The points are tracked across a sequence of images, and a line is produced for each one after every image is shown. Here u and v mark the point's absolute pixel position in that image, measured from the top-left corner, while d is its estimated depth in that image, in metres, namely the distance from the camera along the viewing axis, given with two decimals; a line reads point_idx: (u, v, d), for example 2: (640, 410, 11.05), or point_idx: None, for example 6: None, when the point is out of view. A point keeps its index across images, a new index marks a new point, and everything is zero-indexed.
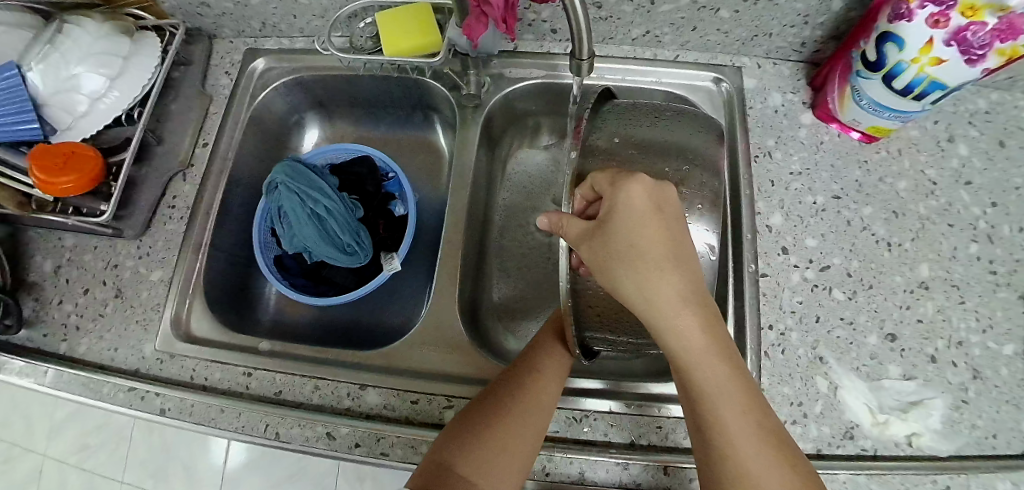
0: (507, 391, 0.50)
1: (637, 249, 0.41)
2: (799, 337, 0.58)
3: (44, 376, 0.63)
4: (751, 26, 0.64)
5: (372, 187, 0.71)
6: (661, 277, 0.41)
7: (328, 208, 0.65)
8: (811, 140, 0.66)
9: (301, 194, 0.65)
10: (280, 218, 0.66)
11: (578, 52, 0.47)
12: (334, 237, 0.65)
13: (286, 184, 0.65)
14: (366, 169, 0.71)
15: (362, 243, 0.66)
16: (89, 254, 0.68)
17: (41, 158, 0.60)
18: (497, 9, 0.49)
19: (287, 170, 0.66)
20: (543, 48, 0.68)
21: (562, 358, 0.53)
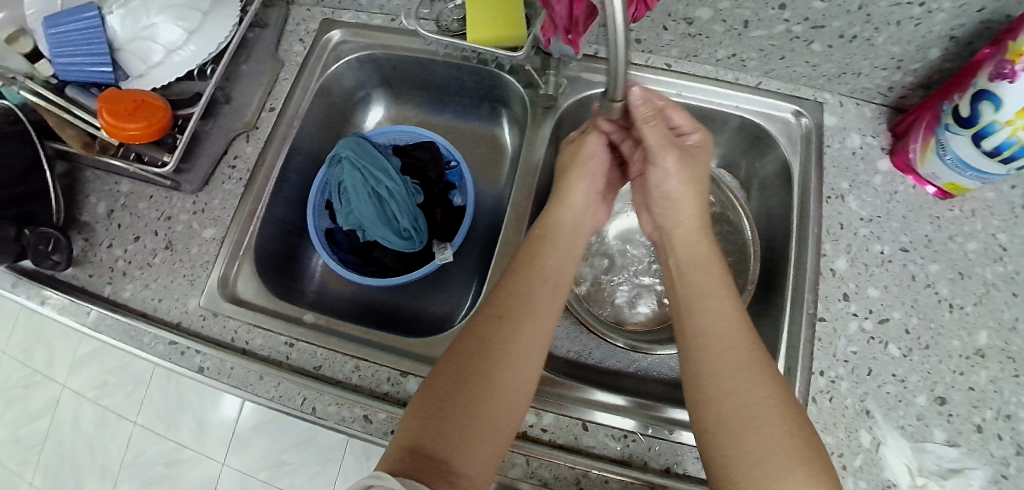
0: (479, 356, 0.47)
1: (703, 259, 0.52)
2: (847, 386, 0.57)
3: (87, 316, 0.65)
4: (841, 63, 0.62)
5: (434, 173, 0.70)
6: (703, 252, 0.53)
7: (389, 188, 0.65)
8: (885, 188, 0.64)
9: (363, 172, 0.65)
10: (339, 193, 0.66)
11: (612, 91, 0.48)
12: (392, 219, 0.65)
13: (350, 160, 0.65)
14: (430, 155, 0.70)
15: (418, 229, 0.66)
16: (143, 202, 0.69)
17: (111, 104, 0.60)
18: (559, 17, 0.51)
19: (353, 146, 0.66)
20: (625, 56, 0.67)
21: (545, 310, 0.51)
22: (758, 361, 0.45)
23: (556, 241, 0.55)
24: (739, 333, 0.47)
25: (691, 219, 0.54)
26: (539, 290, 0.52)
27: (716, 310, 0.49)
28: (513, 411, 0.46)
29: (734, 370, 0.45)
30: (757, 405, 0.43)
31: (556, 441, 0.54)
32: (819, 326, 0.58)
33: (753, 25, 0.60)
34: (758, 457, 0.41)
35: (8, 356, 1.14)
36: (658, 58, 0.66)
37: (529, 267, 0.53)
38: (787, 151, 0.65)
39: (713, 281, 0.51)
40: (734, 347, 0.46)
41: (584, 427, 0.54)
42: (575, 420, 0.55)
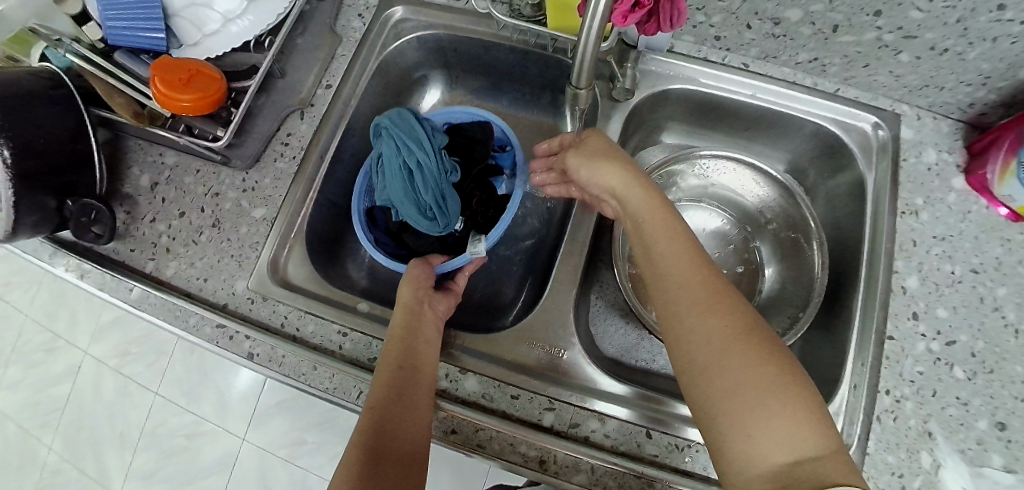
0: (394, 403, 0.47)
1: (650, 208, 0.51)
2: (911, 407, 0.56)
3: (129, 293, 0.62)
4: (925, 75, 0.60)
5: (480, 154, 0.68)
6: (643, 205, 0.51)
7: (421, 164, 0.60)
8: (959, 206, 0.62)
9: (399, 144, 0.60)
10: (377, 167, 0.63)
11: (574, 82, 0.47)
12: (423, 199, 0.61)
13: (388, 130, 0.61)
14: (481, 136, 0.67)
15: (448, 212, 0.62)
16: (190, 177, 0.66)
17: (165, 72, 0.57)
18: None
19: (394, 116, 0.61)
20: (700, 53, 0.64)
21: (431, 341, 0.54)
22: (715, 291, 0.44)
23: (424, 310, 0.56)
24: (687, 272, 0.45)
25: (619, 184, 0.53)
26: (428, 333, 0.54)
27: (671, 255, 0.47)
28: (422, 431, 0.48)
29: (695, 311, 0.43)
30: (717, 340, 0.41)
31: (618, 448, 0.53)
32: (887, 343, 0.58)
33: (842, 30, 0.57)
34: (734, 394, 0.39)
35: (32, 321, 1.19)
36: (734, 58, 0.64)
37: (414, 318, 0.54)
38: (861, 163, 0.63)
39: (664, 221, 0.49)
40: (689, 288, 0.45)
41: (646, 435, 0.53)
42: (638, 428, 0.53)
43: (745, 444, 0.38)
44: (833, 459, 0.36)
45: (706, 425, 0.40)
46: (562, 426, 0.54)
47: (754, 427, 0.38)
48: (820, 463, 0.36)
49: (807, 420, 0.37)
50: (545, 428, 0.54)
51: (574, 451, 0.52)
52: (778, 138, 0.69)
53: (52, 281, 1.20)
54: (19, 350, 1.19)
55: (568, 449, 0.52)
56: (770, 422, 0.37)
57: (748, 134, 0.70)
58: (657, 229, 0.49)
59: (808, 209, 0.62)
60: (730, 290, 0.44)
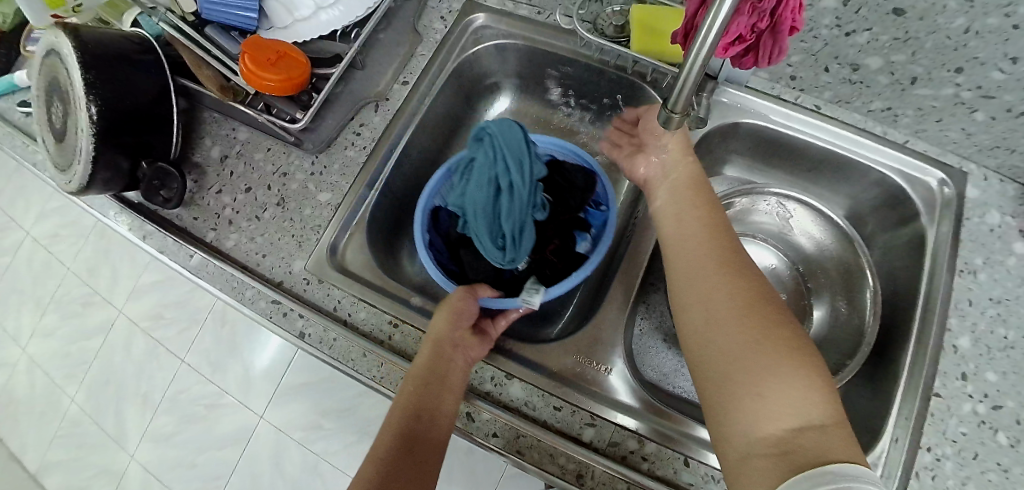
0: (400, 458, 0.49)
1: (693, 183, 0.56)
2: (952, 466, 0.56)
3: (189, 259, 0.65)
4: (998, 136, 0.59)
5: (575, 203, 0.64)
6: (688, 177, 0.57)
7: (513, 188, 0.58)
8: (1020, 271, 0.61)
9: (497, 157, 0.59)
10: (464, 170, 0.62)
11: (671, 102, 0.45)
12: (498, 221, 0.59)
13: (489, 139, 0.59)
14: (583, 183, 0.64)
15: (517, 245, 0.59)
16: (259, 154, 0.68)
17: (255, 50, 0.60)
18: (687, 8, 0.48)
19: (500, 125, 0.60)
20: (773, 90, 0.65)
21: (453, 392, 0.53)
22: (742, 264, 0.49)
23: (455, 357, 0.54)
24: (715, 255, 0.50)
25: (675, 151, 0.58)
26: (454, 380, 0.53)
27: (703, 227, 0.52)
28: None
29: (722, 274, 0.48)
30: (737, 300, 0.46)
31: (655, 472, 0.53)
32: (936, 399, 0.57)
33: (920, 83, 0.57)
34: (748, 349, 0.43)
35: (73, 274, 1.22)
36: (807, 99, 0.65)
37: (441, 362, 0.53)
38: (924, 220, 0.63)
39: (696, 212, 0.54)
40: (718, 251, 0.50)
41: (685, 462, 0.53)
42: (677, 454, 0.53)
43: (756, 401, 0.41)
44: (837, 430, 0.39)
45: (714, 386, 0.43)
46: (601, 442, 0.54)
47: (766, 389, 0.41)
48: (825, 429, 0.39)
49: (813, 388, 0.41)
50: (583, 442, 0.54)
51: (612, 470, 0.52)
52: (839, 183, 0.70)
53: (97, 239, 1.23)
54: (59, 301, 1.22)
55: (609, 467, 0.52)
56: (779, 387, 0.40)
57: (811, 175, 0.70)
58: (696, 199, 0.55)
59: (867, 257, 0.62)
60: (751, 273, 0.48)
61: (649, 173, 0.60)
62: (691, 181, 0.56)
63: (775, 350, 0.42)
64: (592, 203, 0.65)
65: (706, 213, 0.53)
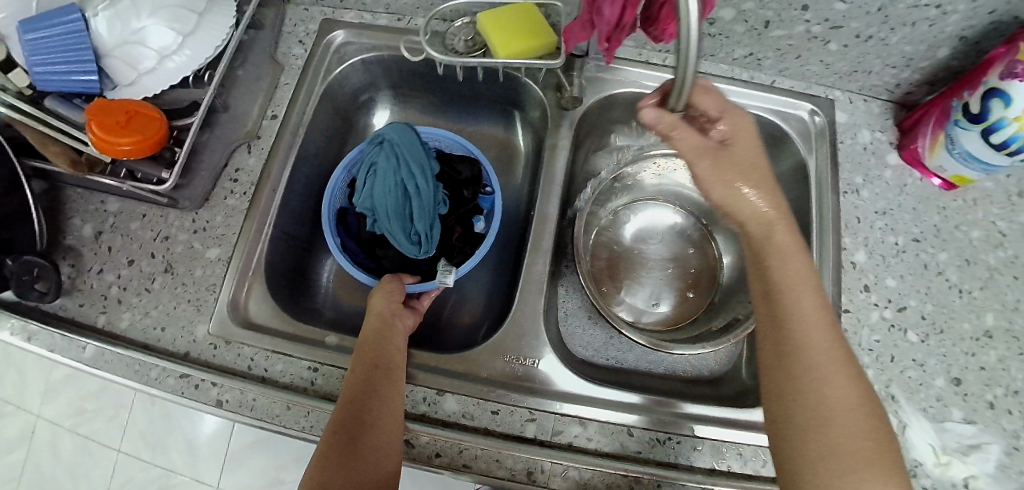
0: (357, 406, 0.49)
1: (784, 252, 0.47)
2: (874, 373, 0.60)
3: (83, 352, 0.59)
4: (854, 62, 0.63)
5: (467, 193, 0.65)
6: (790, 240, 0.47)
7: (418, 188, 0.60)
8: (897, 181, 0.65)
9: (398, 160, 0.61)
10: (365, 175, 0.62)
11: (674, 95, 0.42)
12: (408, 218, 0.61)
13: (392, 145, 0.61)
14: (469, 173, 0.65)
15: (429, 236, 0.61)
16: (135, 222, 0.64)
17: (101, 114, 0.55)
18: (607, 22, 0.48)
19: (399, 131, 0.62)
20: (641, 56, 0.66)
21: (401, 348, 0.54)
22: (840, 360, 0.44)
23: (396, 323, 0.56)
24: (824, 347, 0.44)
25: (773, 216, 0.47)
26: (398, 341, 0.55)
27: (802, 312, 0.45)
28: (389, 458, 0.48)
29: (816, 374, 0.43)
30: (837, 406, 0.42)
31: (603, 450, 0.54)
32: (849, 316, 0.61)
33: (774, 26, 0.60)
34: (829, 458, 0.41)
35: None
36: (674, 59, 0.67)
37: (385, 325, 0.55)
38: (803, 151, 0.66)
39: (801, 282, 0.46)
40: (816, 346, 0.44)
41: (629, 433, 0.55)
42: (620, 427, 0.55)
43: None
44: None
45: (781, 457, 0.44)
46: (546, 436, 0.54)
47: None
48: None
49: None
50: (529, 440, 0.54)
51: (562, 459, 0.53)
52: None
53: None
54: None
55: (556, 458, 0.53)
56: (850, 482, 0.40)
57: None
58: (783, 274, 0.46)
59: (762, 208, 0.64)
60: (857, 369, 0.45)
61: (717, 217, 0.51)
62: (777, 240, 0.47)
63: (864, 458, 0.41)
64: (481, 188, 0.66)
65: (803, 294, 0.46)
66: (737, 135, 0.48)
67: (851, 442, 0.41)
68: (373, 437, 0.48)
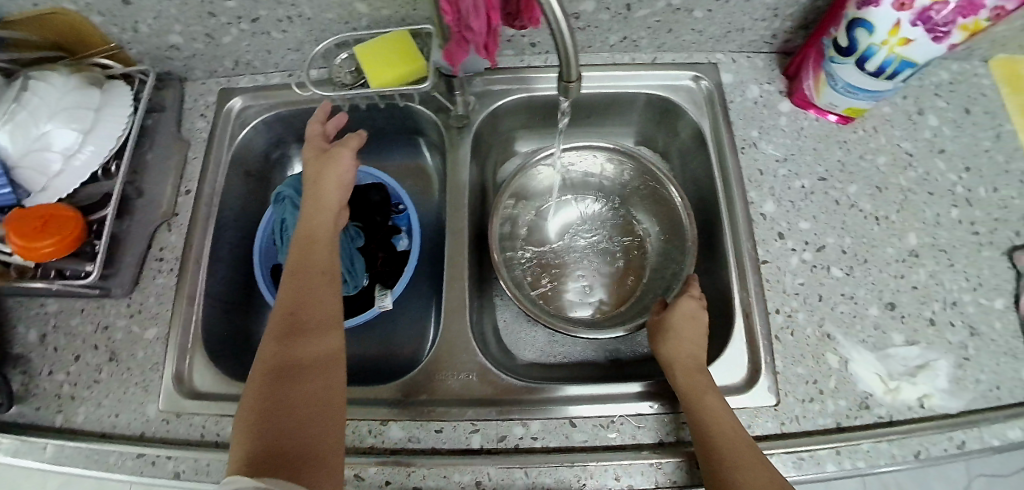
0: (286, 344, 0.46)
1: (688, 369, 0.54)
2: (805, 317, 0.60)
3: (42, 453, 0.59)
4: (724, 23, 0.65)
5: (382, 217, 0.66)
6: (689, 352, 0.55)
7: None
8: (792, 126, 0.67)
9: (305, 211, 0.62)
10: (280, 231, 0.64)
11: (564, 75, 0.45)
12: None
13: (295, 199, 0.63)
14: (379, 199, 0.66)
15: (353, 270, 0.63)
16: (76, 319, 0.66)
17: (18, 224, 0.57)
18: (479, 34, 0.46)
19: (298, 183, 0.64)
20: (523, 62, 0.68)
21: (327, 279, 0.52)
22: (735, 435, 0.49)
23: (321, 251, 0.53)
24: (735, 436, 0.49)
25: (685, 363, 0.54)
26: (324, 271, 0.52)
27: (710, 409, 0.50)
28: (331, 385, 0.46)
29: (732, 444, 0.48)
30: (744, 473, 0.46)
31: (549, 446, 0.55)
32: (769, 267, 0.61)
33: (636, 6, 0.62)
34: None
35: None
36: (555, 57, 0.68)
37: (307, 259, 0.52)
38: (696, 118, 0.67)
39: (698, 380, 0.53)
40: (717, 426, 0.49)
41: (571, 424, 0.55)
42: (561, 420, 0.56)
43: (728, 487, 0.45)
44: None
45: None
46: (491, 443, 0.55)
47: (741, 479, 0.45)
48: None
49: None
50: (475, 451, 0.55)
51: (508, 462, 0.53)
52: (623, 118, 0.73)
53: None
54: None
55: (500, 463, 0.53)
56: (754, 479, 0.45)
57: (595, 119, 0.73)
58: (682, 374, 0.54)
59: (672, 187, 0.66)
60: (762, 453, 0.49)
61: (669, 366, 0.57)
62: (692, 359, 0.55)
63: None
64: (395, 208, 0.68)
65: (710, 397, 0.51)
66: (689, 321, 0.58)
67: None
68: (309, 367, 0.46)
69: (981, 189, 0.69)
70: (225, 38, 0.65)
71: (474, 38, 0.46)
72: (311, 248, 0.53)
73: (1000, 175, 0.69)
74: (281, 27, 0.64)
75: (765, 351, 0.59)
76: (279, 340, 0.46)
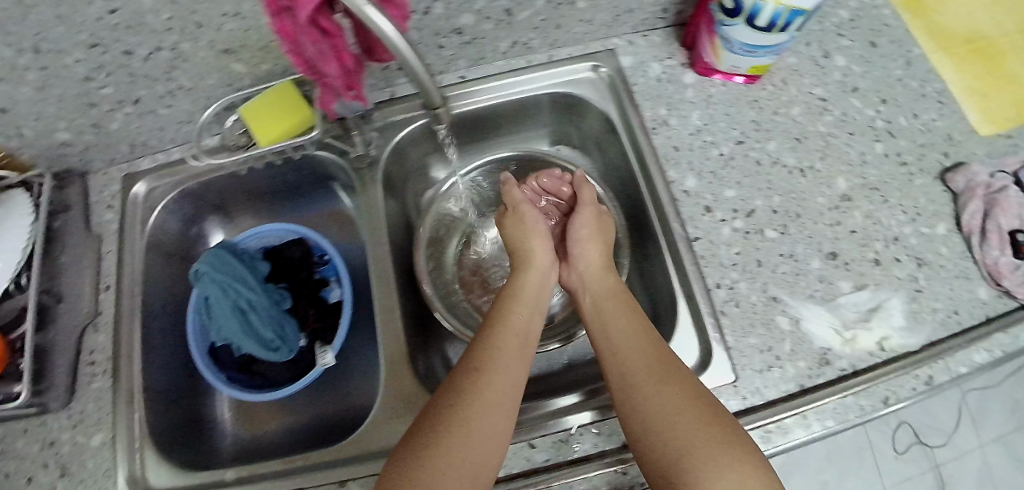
0: (464, 393, 0.47)
1: (612, 293, 0.58)
2: (747, 286, 0.59)
3: None
4: (610, 8, 0.63)
5: (306, 273, 0.66)
6: (608, 305, 0.57)
7: (253, 304, 0.60)
8: (700, 96, 0.66)
9: (223, 287, 0.60)
10: (205, 309, 0.62)
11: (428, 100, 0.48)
12: (257, 333, 0.60)
13: (210, 276, 0.60)
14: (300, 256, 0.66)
15: (286, 337, 0.61)
16: (21, 440, 0.59)
17: None
18: (336, 77, 0.44)
19: (212, 259, 0.61)
20: (418, 87, 0.66)
21: (529, 334, 0.55)
22: (670, 364, 0.50)
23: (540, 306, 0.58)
24: (639, 350, 0.51)
25: (601, 262, 0.61)
26: (517, 321, 0.55)
27: (630, 337, 0.52)
28: (499, 436, 0.46)
29: (644, 374, 0.49)
30: (660, 409, 0.46)
31: (512, 472, 0.53)
32: (703, 242, 0.60)
33: (516, 10, 0.60)
34: (669, 445, 0.44)
35: None
36: (449, 76, 0.67)
37: (502, 311, 0.56)
38: (602, 107, 0.66)
39: (627, 315, 0.55)
40: (644, 357, 0.50)
41: (530, 445, 0.54)
42: (520, 443, 0.54)
43: None
44: None
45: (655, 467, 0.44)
46: None
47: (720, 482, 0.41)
48: None
49: (750, 475, 0.42)
50: None
51: None
52: (535, 121, 0.72)
53: None
54: None
55: None
56: (723, 472, 0.42)
57: (506, 130, 0.73)
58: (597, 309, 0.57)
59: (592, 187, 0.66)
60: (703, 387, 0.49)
61: (569, 277, 0.64)
62: (602, 283, 0.59)
63: (705, 437, 0.43)
64: (318, 260, 0.67)
65: (626, 322, 0.54)
66: (597, 224, 0.64)
67: (688, 429, 0.44)
68: (452, 410, 0.46)
69: (902, 119, 0.68)
70: (112, 125, 0.63)
71: (331, 80, 0.44)
72: (523, 302, 0.57)
73: (917, 101, 0.69)
74: (165, 102, 0.62)
75: (712, 327, 0.58)
76: (452, 387, 0.48)
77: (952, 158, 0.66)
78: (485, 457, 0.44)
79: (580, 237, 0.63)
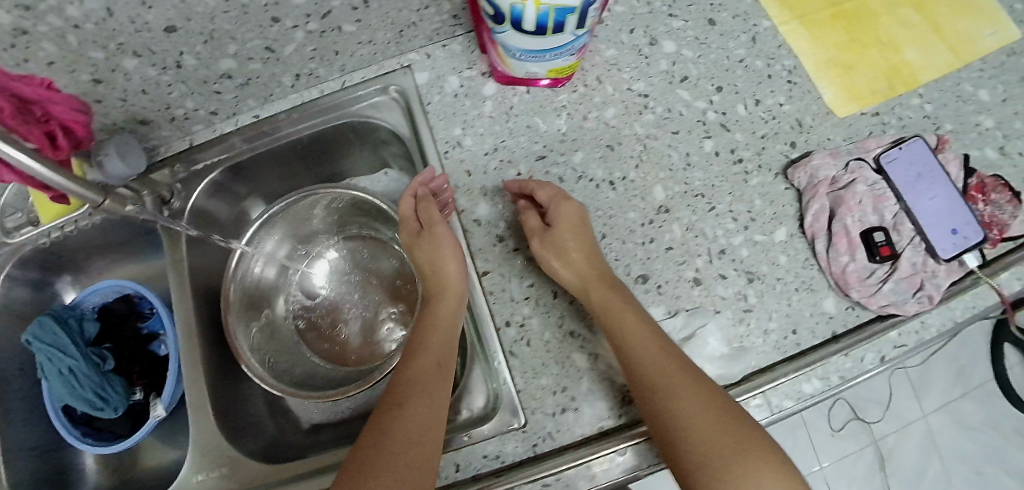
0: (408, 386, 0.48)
1: (608, 285, 0.51)
2: (540, 322, 0.54)
3: None
4: (388, 25, 0.58)
5: (131, 328, 0.69)
6: (613, 302, 0.50)
7: (73, 370, 0.61)
8: (500, 109, 0.60)
9: (44, 355, 0.61)
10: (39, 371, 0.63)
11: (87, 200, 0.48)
12: (80, 396, 0.62)
13: (33, 344, 0.61)
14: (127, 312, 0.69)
15: (111, 397, 0.63)
16: None
17: None
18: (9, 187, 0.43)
19: (36, 327, 0.62)
20: (217, 132, 0.66)
21: (440, 324, 0.52)
22: (684, 367, 0.47)
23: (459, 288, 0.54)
24: (661, 348, 0.48)
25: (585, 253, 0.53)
26: (441, 315, 0.53)
27: (643, 332, 0.48)
28: (427, 434, 0.45)
29: (678, 380, 0.46)
30: (698, 411, 0.45)
31: None
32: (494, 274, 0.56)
33: (276, 46, 0.56)
34: (704, 457, 0.43)
35: None
36: (245, 117, 0.65)
37: (439, 282, 0.54)
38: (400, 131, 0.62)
39: (620, 311, 0.49)
40: (664, 366, 0.47)
41: None
42: None
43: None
44: None
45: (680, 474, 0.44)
46: None
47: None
48: None
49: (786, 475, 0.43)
50: None
51: None
52: (355, 148, 0.70)
53: None
54: None
55: None
56: (760, 474, 0.42)
57: (325, 159, 0.71)
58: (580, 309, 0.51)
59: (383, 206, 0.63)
60: (709, 383, 0.47)
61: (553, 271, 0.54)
62: (595, 285, 0.51)
63: (733, 440, 0.43)
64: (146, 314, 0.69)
65: (642, 324, 0.49)
66: (560, 217, 0.53)
67: (718, 431, 0.44)
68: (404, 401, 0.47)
69: (740, 107, 0.59)
70: None
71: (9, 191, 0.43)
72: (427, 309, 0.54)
73: (761, 84, 0.60)
74: None
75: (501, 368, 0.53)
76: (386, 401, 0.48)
77: (800, 148, 0.58)
78: (416, 460, 0.44)
79: (553, 242, 0.52)
